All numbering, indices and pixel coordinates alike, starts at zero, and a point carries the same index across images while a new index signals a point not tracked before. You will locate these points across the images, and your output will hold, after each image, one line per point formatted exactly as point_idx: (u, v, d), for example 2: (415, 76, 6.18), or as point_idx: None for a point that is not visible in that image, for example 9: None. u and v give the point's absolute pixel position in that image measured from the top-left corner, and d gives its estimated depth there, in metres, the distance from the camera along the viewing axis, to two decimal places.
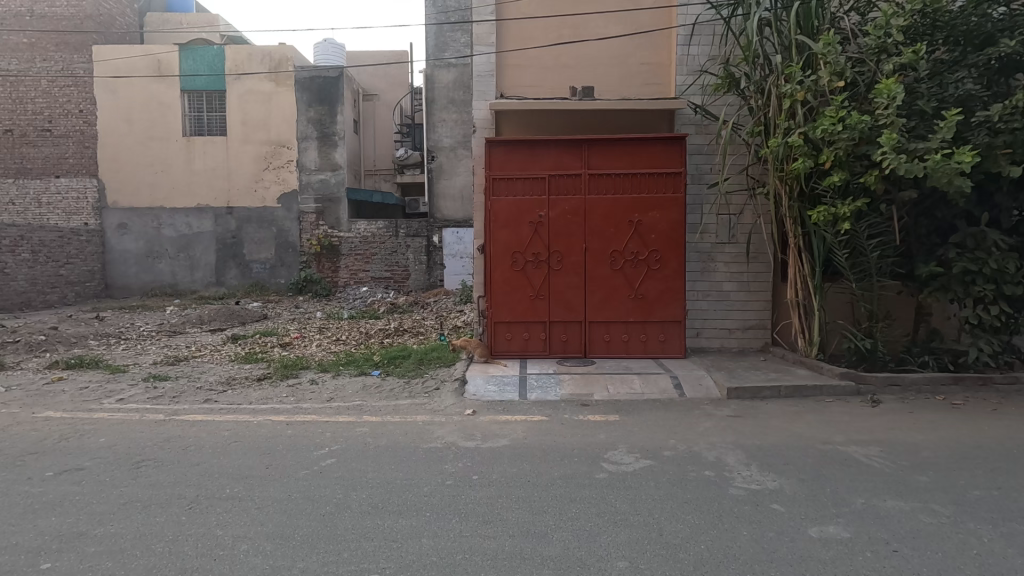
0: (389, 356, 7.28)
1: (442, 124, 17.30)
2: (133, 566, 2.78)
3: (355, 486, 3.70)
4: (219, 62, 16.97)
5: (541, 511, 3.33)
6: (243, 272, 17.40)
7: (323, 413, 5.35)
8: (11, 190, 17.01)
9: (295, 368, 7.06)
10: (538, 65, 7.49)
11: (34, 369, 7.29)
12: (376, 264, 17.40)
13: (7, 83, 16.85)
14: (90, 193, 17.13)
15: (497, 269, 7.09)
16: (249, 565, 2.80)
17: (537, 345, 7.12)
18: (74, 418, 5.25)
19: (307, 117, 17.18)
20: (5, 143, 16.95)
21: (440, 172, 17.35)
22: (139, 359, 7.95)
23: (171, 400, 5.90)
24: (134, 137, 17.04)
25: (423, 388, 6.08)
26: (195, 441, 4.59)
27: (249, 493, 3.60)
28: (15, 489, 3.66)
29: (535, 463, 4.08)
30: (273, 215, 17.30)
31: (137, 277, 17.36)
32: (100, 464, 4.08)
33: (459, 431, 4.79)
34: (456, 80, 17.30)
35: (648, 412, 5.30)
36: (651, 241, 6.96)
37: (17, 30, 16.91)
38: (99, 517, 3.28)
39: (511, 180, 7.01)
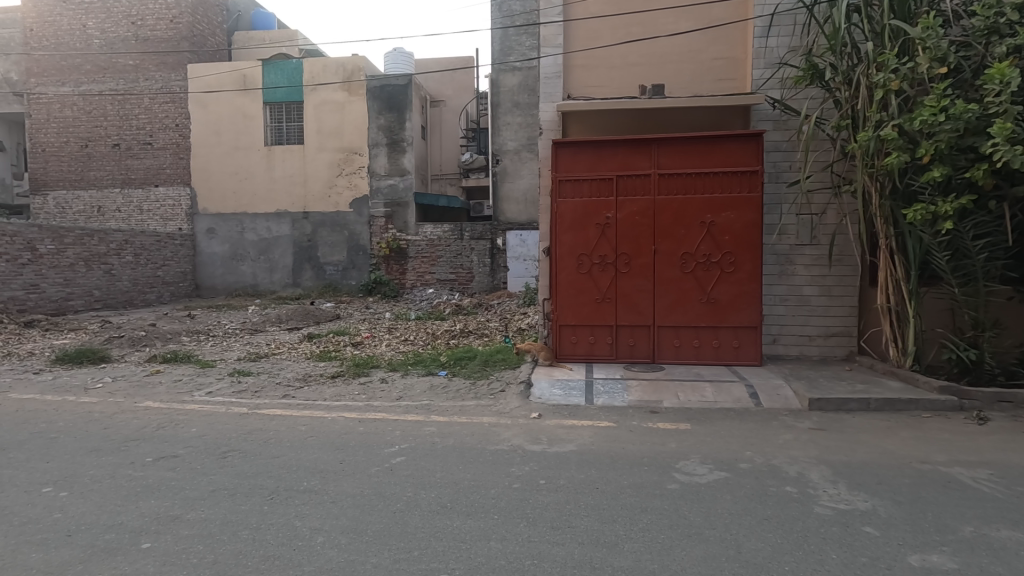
0: (455, 357, 7.39)
1: (507, 127, 17.45)
2: (221, 551, 2.95)
3: (424, 485, 3.76)
4: (298, 75, 17.92)
5: (611, 520, 3.24)
6: (318, 274, 18.25)
7: (392, 412, 5.49)
8: (117, 199, 18.73)
9: (366, 367, 7.30)
10: (606, 65, 7.38)
11: (136, 362, 7.96)
12: (442, 266, 17.75)
13: (116, 102, 18.62)
14: (184, 201, 18.57)
15: (562, 271, 7.03)
16: (325, 557, 2.89)
17: (603, 349, 7.00)
18: (169, 409, 5.68)
19: (377, 125, 17.81)
20: (113, 155, 18.67)
21: (505, 176, 17.45)
22: (225, 355, 8.51)
23: (253, 394, 6.27)
24: (222, 147, 18.30)
25: (489, 390, 6.13)
26: (275, 434, 4.85)
27: (323, 487, 3.74)
28: (121, 472, 3.98)
29: (602, 470, 3.99)
30: (345, 219, 18.03)
31: (223, 277, 18.62)
32: (192, 453, 4.37)
33: (526, 434, 4.77)
34: (521, 82, 17.38)
35: (721, 422, 5.06)
36: (724, 243, 6.68)
37: (124, 53, 18.59)
38: (191, 502, 3.51)
39: (578, 181, 6.93)
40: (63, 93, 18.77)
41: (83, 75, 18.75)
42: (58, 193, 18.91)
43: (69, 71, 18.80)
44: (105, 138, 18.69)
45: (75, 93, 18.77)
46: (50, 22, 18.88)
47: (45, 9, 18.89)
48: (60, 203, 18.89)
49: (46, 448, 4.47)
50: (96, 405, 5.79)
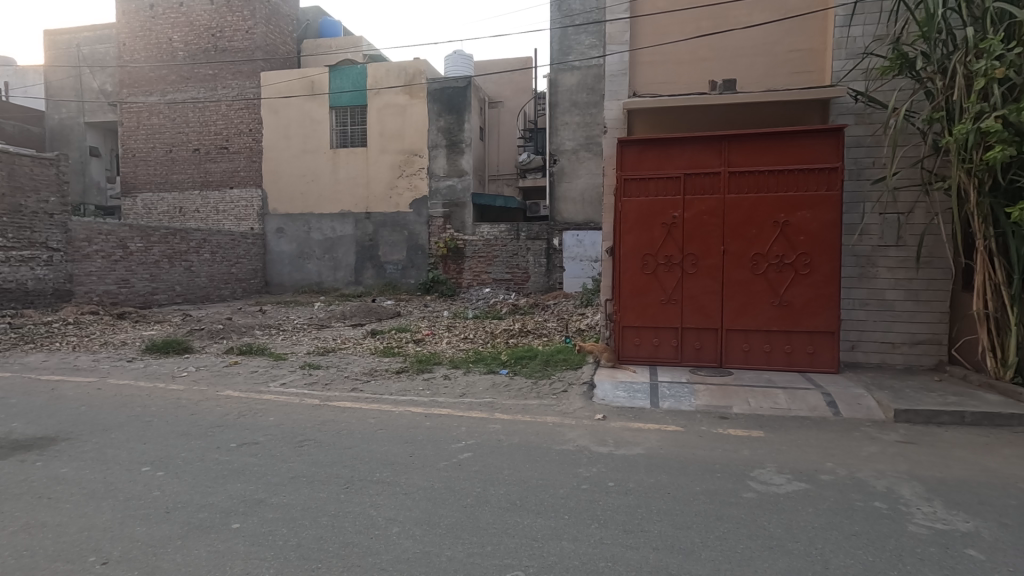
0: (516, 356, 7.43)
1: (565, 127, 17.37)
2: (303, 535, 3.07)
3: (492, 481, 3.79)
4: (362, 80, 18.52)
5: (686, 526, 3.16)
6: (378, 272, 18.79)
7: (457, 408, 5.57)
8: (196, 200, 19.98)
9: (429, 363, 7.46)
10: (674, 61, 7.21)
11: (216, 353, 8.45)
12: (498, 266, 17.86)
13: (197, 109, 19.89)
14: (255, 202, 19.59)
15: (626, 272, 6.92)
16: (401, 547, 2.96)
17: (667, 352, 6.84)
18: (248, 398, 6.00)
19: (437, 127, 18.13)
20: (193, 160, 19.94)
21: (562, 175, 17.35)
22: (296, 349, 8.92)
23: (324, 386, 6.55)
24: (291, 151, 19.16)
25: (551, 390, 6.10)
26: (347, 426, 5.03)
27: (395, 479, 3.83)
28: (209, 456, 4.23)
29: (673, 475, 3.89)
30: (405, 219, 18.48)
31: (291, 275, 19.51)
32: (271, 440, 4.59)
33: (590, 436, 4.72)
34: (580, 81, 17.26)
35: (797, 430, 4.83)
36: (799, 243, 6.38)
37: (205, 64, 19.82)
38: (273, 487, 3.68)
39: (644, 180, 6.80)
40: (151, 102, 20.20)
41: (168, 85, 20.11)
42: (145, 195, 20.37)
43: (156, 81, 20.19)
44: (187, 144, 19.99)
45: (162, 102, 20.17)
46: (141, 37, 20.39)
47: (137, 25, 20.41)
48: (147, 204, 20.37)
49: (142, 430, 4.82)
50: (183, 392, 6.20)
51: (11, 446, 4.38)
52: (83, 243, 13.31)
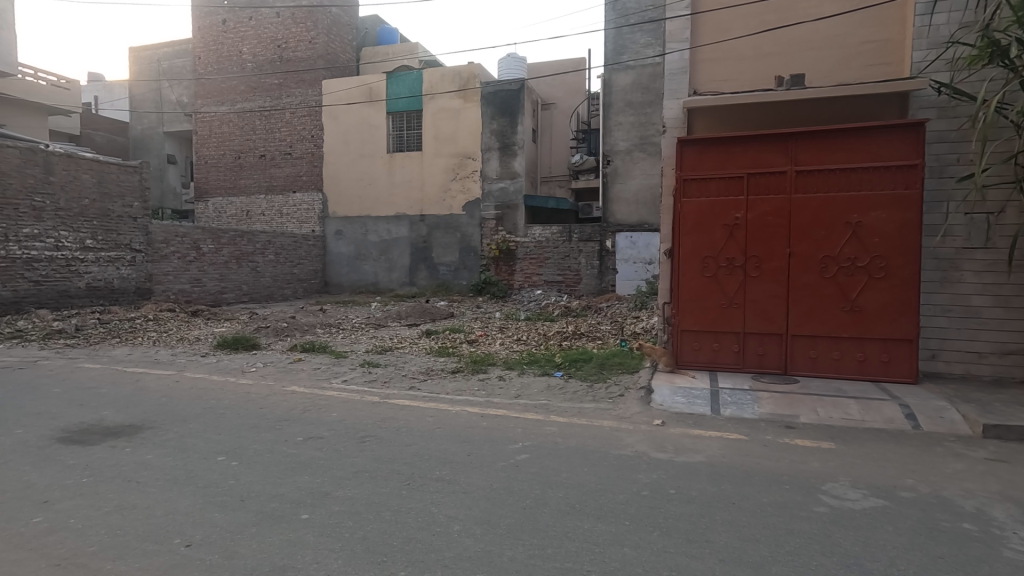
0: (571, 359, 7.39)
1: (619, 127, 17.14)
2: (368, 529, 3.16)
3: (550, 484, 3.78)
4: (418, 85, 18.94)
5: (754, 539, 3.04)
6: (431, 273, 19.14)
7: (513, 409, 5.60)
8: (262, 203, 21.01)
9: (484, 364, 7.53)
10: (736, 57, 7.00)
11: (281, 350, 8.84)
12: (549, 267, 17.79)
13: (264, 117, 20.93)
14: (316, 205, 20.38)
15: (685, 274, 6.76)
16: (462, 545, 3.00)
17: (727, 357, 6.63)
18: (312, 394, 6.24)
19: (490, 129, 18.27)
20: (260, 165, 20.98)
21: (616, 176, 17.12)
22: (355, 347, 9.21)
23: (383, 384, 6.73)
24: (350, 155, 19.83)
25: (607, 394, 6.03)
26: (406, 423, 5.14)
27: (454, 478, 3.88)
28: (278, 448, 4.43)
29: (737, 484, 3.76)
30: (458, 221, 18.75)
31: (348, 276, 20.15)
32: (335, 436, 4.75)
33: (649, 441, 4.63)
34: (634, 81, 17.02)
35: (872, 443, 4.56)
36: (873, 245, 6.04)
37: (271, 74, 20.80)
38: (338, 481, 3.81)
39: (705, 180, 6.62)
40: (222, 111, 21.41)
41: (237, 94, 21.23)
42: (216, 199, 21.59)
43: (226, 92, 21.36)
44: (254, 150, 21.05)
45: (231, 111, 21.33)
46: (214, 50, 21.63)
47: (210, 39, 21.68)
48: (217, 208, 21.58)
49: (217, 421, 5.10)
50: (252, 387, 6.52)
51: (102, 433, 4.73)
52: (162, 244, 14.25)
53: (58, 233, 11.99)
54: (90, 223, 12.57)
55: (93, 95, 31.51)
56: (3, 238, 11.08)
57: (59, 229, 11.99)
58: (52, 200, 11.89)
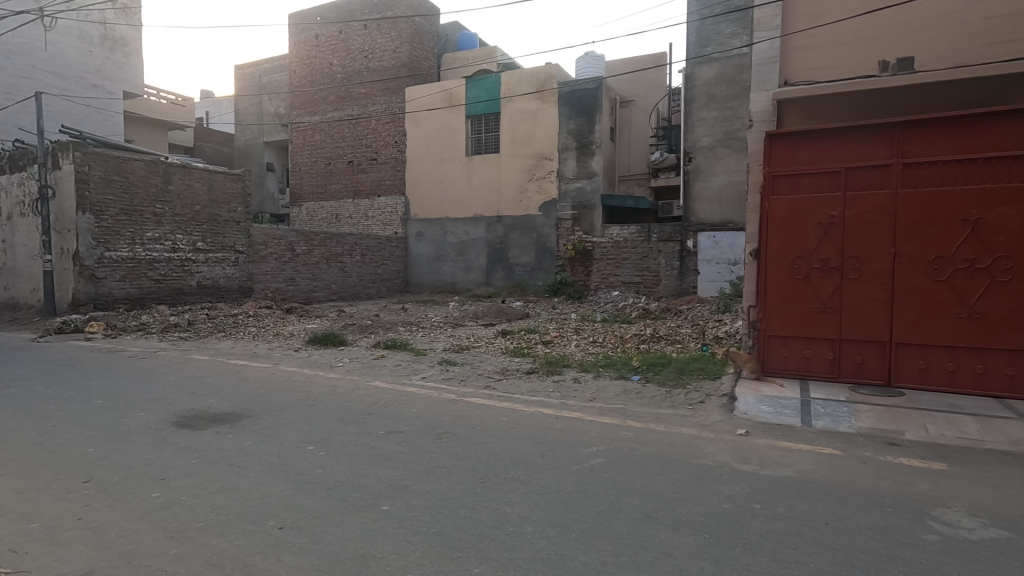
0: (648, 363, 7.19)
1: (701, 122, 16.47)
2: (443, 524, 3.23)
3: (626, 490, 3.69)
4: (496, 88, 19.20)
5: (849, 564, 2.81)
6: (508, 273, 19.35)
7: (588, 412, 5.53)
8: (350, 207, 22.19)
9: (558, 365, 7.49)
10: (833, 42, 6.53)
11: (365, 347, 9.29)
12: (627, 268, 17.41)
13: (352, 125, 22.11)
14: (399, 208, 21.22)
15: (773, 276, 6.38)
16: (535, 546, 3.00)
17: (821, 365, 6.19)
18: (393, 390, 6.50)
19: (567, 129, 18.17)
20: (348, 171, 22.19)
21: (698, 174, 16.48)
22: (434, 345, 9.50)
23: (460, 382, 6.88)
24: (431, 159, 20.48)
25: (687, 400, 5.81)
26: (482, 422, 5.22)
27: (528, 478, 3.89)
28: (362, 440, 4.66)
29: (831, 503, 3.49)
30: (534, 222, 18.81)
31: (428, 276, 20.81)
32: (414, 431, 4.92)
33: (732, 452, 4.41)
34: (719, 74, 16.29)
35: (994, 466, 4.07)
36: (996, 245, 5.40)
37: (358, 84, 21.92)
38: (417, 475, 3.94)
39: (796, 176, 6.22)
40: (315, 121, 22.85)
41: (328, 104, 22.56)
42: (309, 204, 23.06)
43: (319, 102, 22.75)
44: (343, 157, 22.30)
45: (323, 121, 22.70)
46: (308, 64, 23.11)
47: (305, 53, 23.19)
48: (310, 212, 23.04)
49: (308, 413, 5.44)
50: (339, 381, 6.91)
51: (209, 419, 5.19)
52: (261, 247, 15.43)
53: (175, 237, 13.34)
54: (201, 227, 13.86)
55: (205, 110, 34.69)
56: (131, 241, 12.51)
57: (175, 233, 13.33)
58: (170, 207, 13.23)
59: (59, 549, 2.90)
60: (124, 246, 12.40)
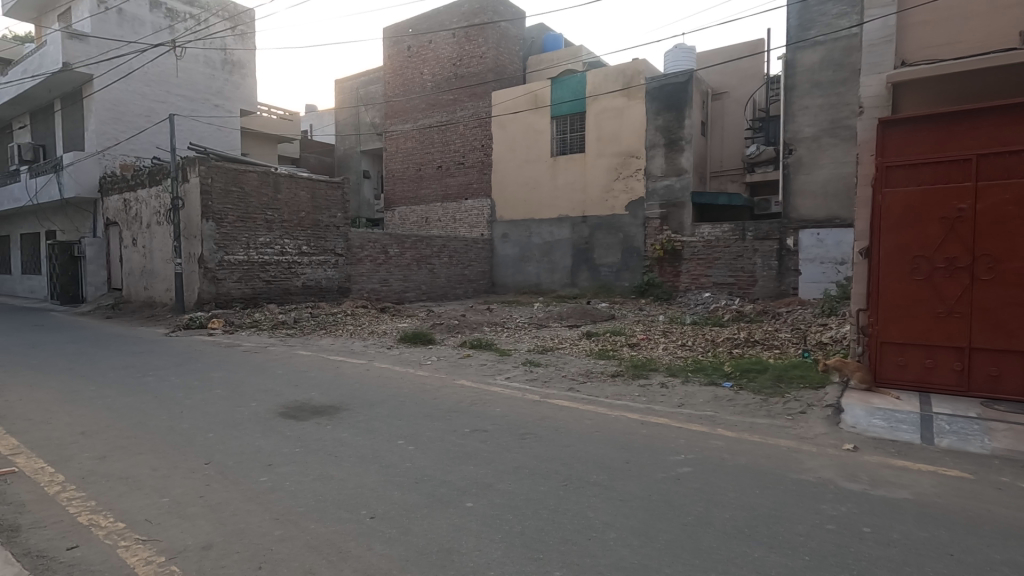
0: (742, 369, 6.80)
1: (803, 112, 15.36)
2: (524, 525, 3.24)
3: (715, 502, 3.51)
4: (581, 88, 19.05)
5: None
6: (593, 274, 19.12)
7: (675, 419, 5.32)
8: (439, 210, 22.99)
9: (645, 369, 7.28)
10: (962, 14, 5.81)
11: (452, 346, 9.57)
12: (719, 269, 16.57)
13: (441, 131, 22.92)
14: (486, 210, 21.69)
15: (888, 277, 5.80)
16: (618, 554, 2.93)
17: (945, 377, 5.56)
18: (478, 389, 6.64)
19: (655, 126, 17.63)
20: (437, 175, 23.01)
21: (799, 167, 15.37)
22: (518, 346, 9.59)
23: (544, 383, 6.89)
24: (516, 161, 20.71)
25: (786, 410, 5.44)
26: (565, 424, 5.19)
27: (612, 483, 3.82)
28: (448, 437, 4.80)
29: (957, 532, 3.11)
30: (620, 221, 18.44)
31: (513, 277, 21.07)
32: (497, 430, 4.99)
33: (837, 468, 4.05)
34: (824, 58, 15.08)
35: None
36: None
37: (447, 91, 22.68)
38: (500, 474, 3.99)
39: (916, 166, 5.61)
40: (406, 129, 23.92)
41: (419, 112, 23.53)
42: (401, 208, 24.16)
43: (410, 111, 23.79)
44: (433, 163, 23.16)
45: (414, 128, 23.72)
46: (400, 75, 24.24)
47: (398, 65, 24.36)
48: (402, 216, 24.15)
49: (398, 408, 5.69)
50: (428, 378, 7.18)
51: (311, 411, 5.60)
52: (358, 249, 16.39)
53: (284, 241, 14.50)
54: (306, 232, 14.96)
55: (309, 123, 37.42)
56: (246, 245, 13.78)
57: (284, 238, 14.49)
58: (279, 214, 14.39)
59: (185, 522, 3.25)
60: (240, 250, 13.67)
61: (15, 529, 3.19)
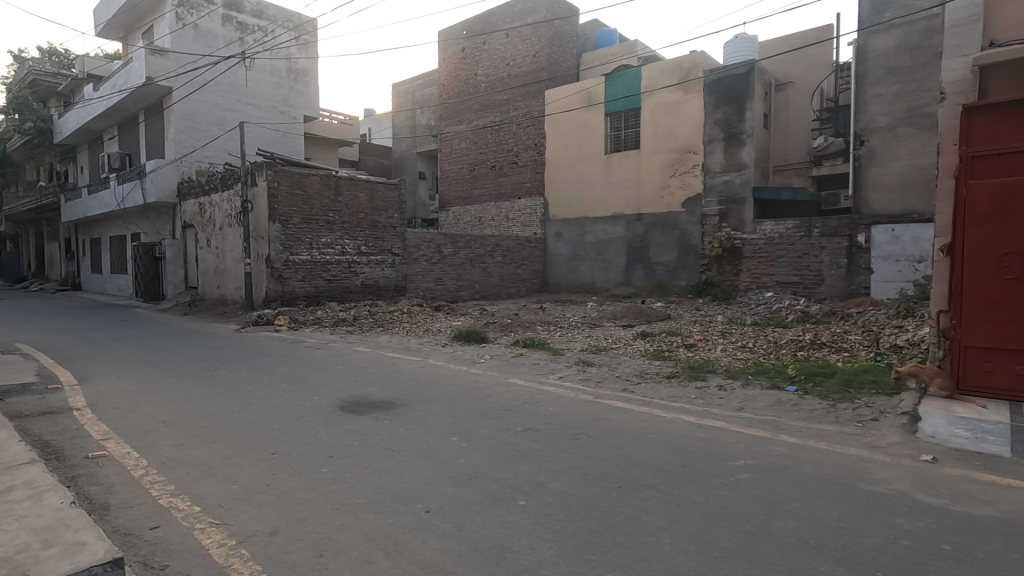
0: (807, 372, 6.49)
1: (877, 100, 14.45)
2: (577, 526, 3.22)
3: (778, 512, 3.36)
4: (636, 83, 18.61)
5: None
6: (648, 273, 18.74)
7: (735, 423, 5.14)
8: (492, 210, 23.18)
9: (702, 370, 7.07)
10: None
11: (505, 344, 9.63)
12: (783, 267, 15.85)
13: (494, 131, 23.13)
14: (539, 209, 21.68)
15: (972, 277, 5.38)
16: (674, 560, 2.86)
17: None
18: (531, 388, 6.65)
19: (714, 120, 17.06)
20: (491, 175, 23.21)
21: (871, 159, 14.47)
22: (571, 345, 9.52)
23: (597, 384, 6.81)
24: (569, 159, 20.59)
25: (856, 417, 5.14)
26: (619, 426, 5.11)
27: (667, 487, 3.73)
28: (501, 435, 4.83)
29: None
30: (676, 219, 17.98)
31: (567, 276, 20.95)
32: (550, 430, 4.98)
33: (913, 480, 3.80)
34: (900, 42, 14.12)
35: None
36: None
37: (501, 91, 22.86)
38: (552, 474, 3.99)
39: (1006, 155, 5.16)
40: (460, 130, 24.26)
41: (473, 113, 23.82)
42: (455, 208, 24.53)
43: (464, 112, 24.12)
44: (486, 162, 23.39)
45: (468, 129, 24.04)
46: (455, 77, 24.63)
47: (452, 67, 24.74)
48: (456, 216, 24.52)
49: (451, 406, 5.78)
50: (481, 377, 7.25)
51: (369, 405, 5.78)
52: (414, 249, 16.76)
53: (344, 241, 15.04)
54: (365, 233, 15.45)
55: (367, 127, 38.61)
56: (309, 246, 14.38)
57: (344, 238, 15.02)
58: (340, 216, 14.95)
59: (253, 509, 3.43)
60: (304, 250, 14.29)
61: (106, 508, 3.47)
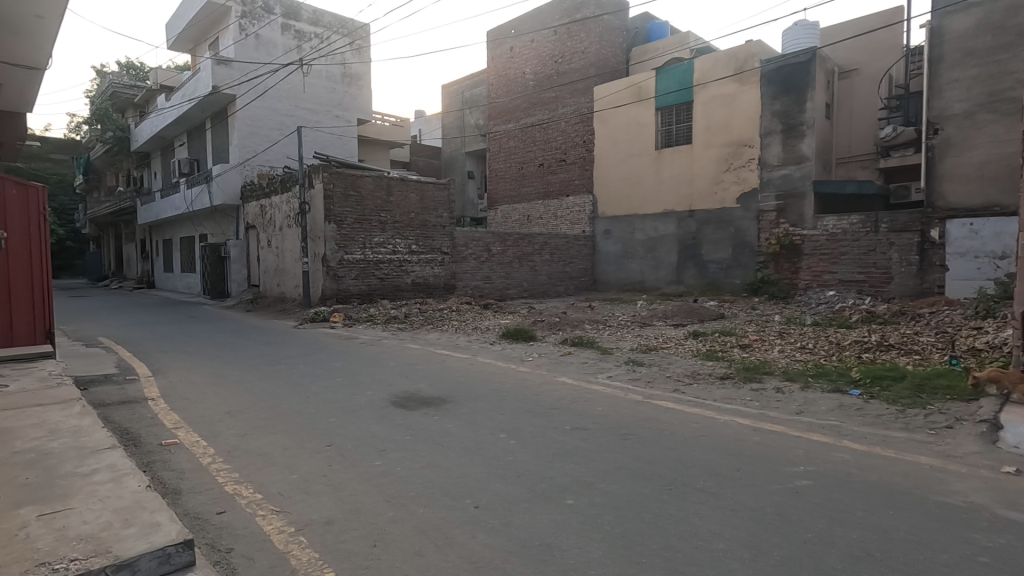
0: (873, 376, 6.15)
1: (952, 85, 13.47)
2: (626, 528, 3.17)
3: (841, 521, 3.20)
4: (688, 76, 18.19)
5: None
6: (700, 271, 18.23)
7: (793, 427, 4.94)
8: (540, 208, 23.15)
9: (757, 372, 6.83)
10: None
11: (553, 343, 9.61)
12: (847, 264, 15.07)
13: (542, 129, 23.09)
14: (587, 207, 21.49)
15: None
16: (728, 567, 2.77)
17: None
18: (579, 386, 6.62)
19: (772, 111, 16.39)
20: (539, 173, 23.19)
21: (946, 149, 13.52)
22: (620, 344, 9.40)
23: (647, 384, 6.70)
24: (618, 156, 20.30)
25: (928, 424, 4.84)
26: (670, 427, 5.01)
27: (720, 491, 3.62)
28: (550, 434, 4.82)
29: None
30: (731, 215, 17.41)
31: (615, 274, 20.66)
32: (598, 430, 4.93)
33: (992, 494, 3.53)
34: (980, 22, 13.11)
35: None
36: None
37: (549, 89, 22.78)
38: (601, 474, 3.94)
39: None
40: (508, 128, 24.35)
41: (521, 111, 23.86)
42: (503, 207, 24.66)
43: (512, 111, 24.20)
44: (534, 161, 23.38)
45: (516, 128, 24.11)
46: (503, 76, 24.72)
47: (500, 66, 24.86)
48: (504, 214, 24.65)
49: (499, 403, 5.82)
50: (529, 375, 7.27)
51: (420, 401, 5.90)
52: (463, 248, 16.97)
53: (395, 241, 15.40)
54: (415, 232, 15.77)
55: (418, 128, 39.37)
56: (362, 245, 14.81)
57: (395, 238, 15.38)
58: (391, 216, 15.31)
59: (310, 498, 3.56)
60: (358, 250, 14.73)
61: (178, 492, 3.70)
